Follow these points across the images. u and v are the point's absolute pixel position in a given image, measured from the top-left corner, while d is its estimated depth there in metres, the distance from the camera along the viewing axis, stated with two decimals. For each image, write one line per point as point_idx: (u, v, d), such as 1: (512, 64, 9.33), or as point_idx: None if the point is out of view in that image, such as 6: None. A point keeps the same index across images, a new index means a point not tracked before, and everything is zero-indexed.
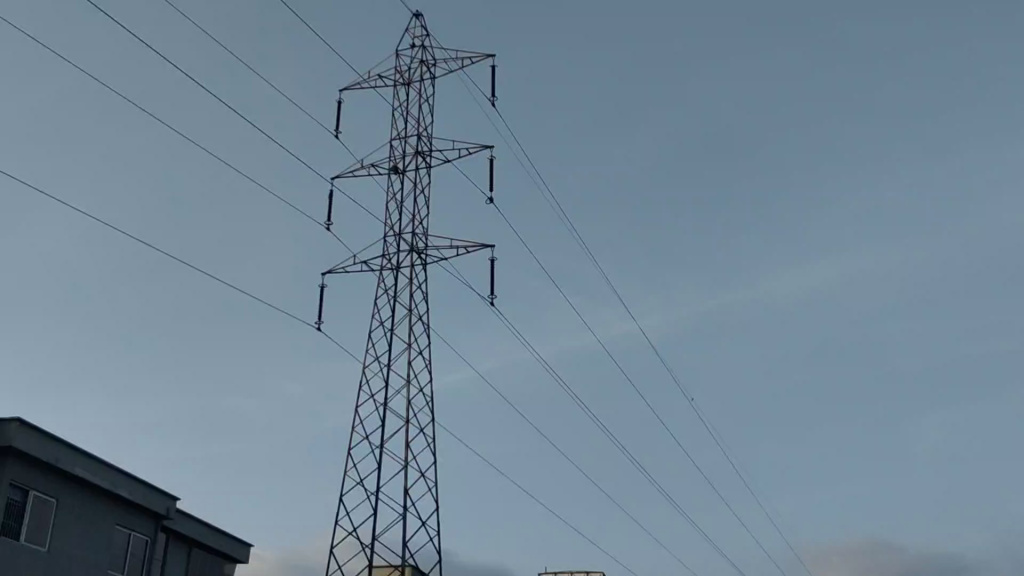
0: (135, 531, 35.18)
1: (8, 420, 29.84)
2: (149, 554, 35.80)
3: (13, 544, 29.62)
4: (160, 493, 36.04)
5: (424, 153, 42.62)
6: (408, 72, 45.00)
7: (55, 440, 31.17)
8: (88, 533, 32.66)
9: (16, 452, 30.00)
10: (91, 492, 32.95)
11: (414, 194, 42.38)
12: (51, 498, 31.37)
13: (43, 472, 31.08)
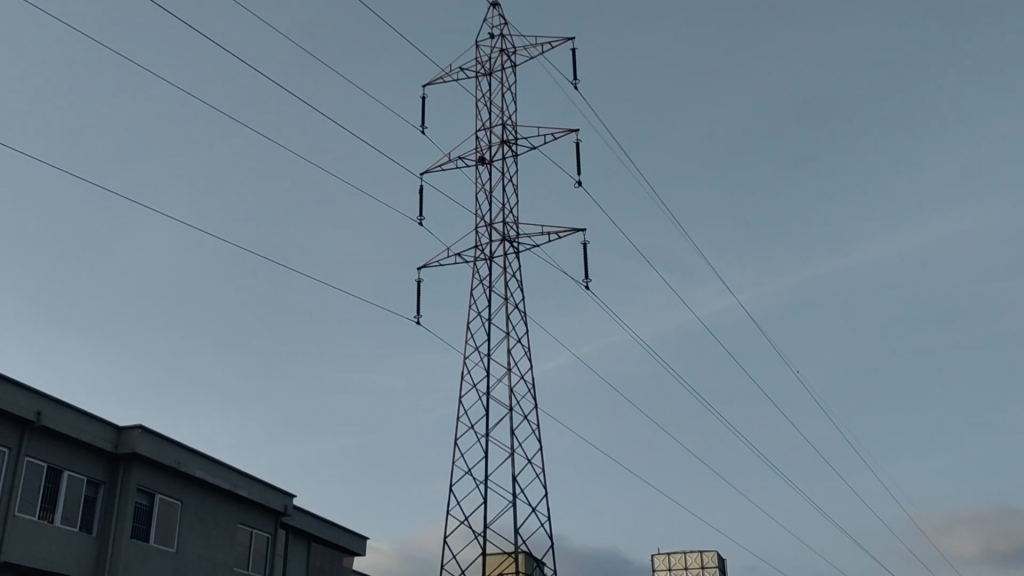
0: (257, 529, 36.42)
1: (130, 427, 30.59)
2: (271, 549, 37.03)
3: (144, 546, 30.75)
4: (277, 491, 37.19)
5: (509, 142, 42.77)
6: (490, 63, 39.64)
7: (175, 445, 32.19)
8: (211, 532, 33.85)
9: (139, 458, 30.73)
10: (212, 492, 34.17)
11: (501, 182, 37.38)
12: (176, 501, 32.54)
13: (165, 476, 32.14)
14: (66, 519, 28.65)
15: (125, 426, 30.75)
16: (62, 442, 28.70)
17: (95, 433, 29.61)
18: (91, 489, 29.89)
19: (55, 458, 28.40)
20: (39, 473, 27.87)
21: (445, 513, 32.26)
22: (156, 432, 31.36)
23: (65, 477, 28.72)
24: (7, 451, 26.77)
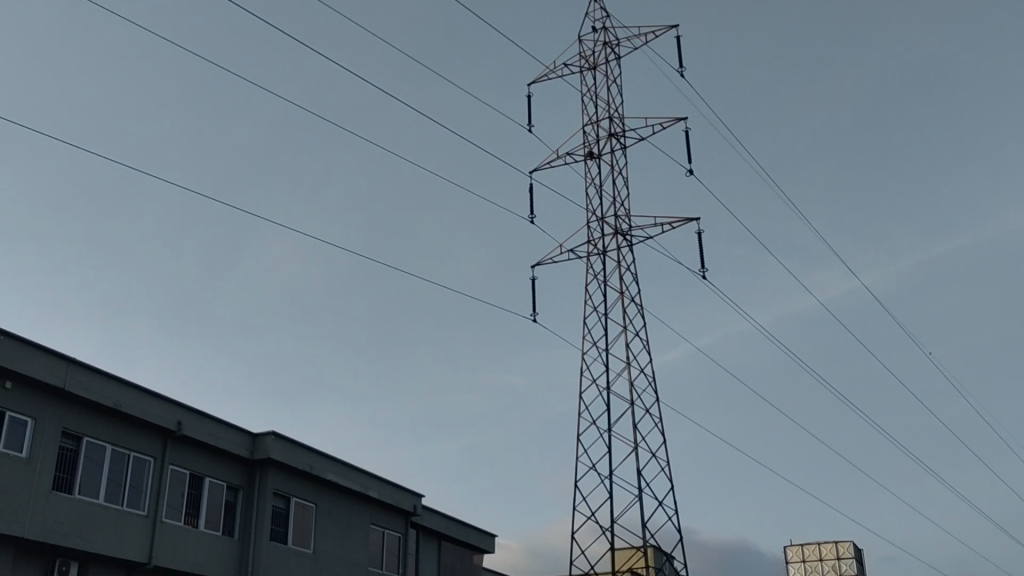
0: (388, 529, 37.31)
1: (264, 433, 31.74)
2: (403, 549, 37.86)
3: (283, 548, 31.88)
4: (406, 492, 38.00)
5: (618, 135, 42.56)
6: (594, 56, 38.82)
7: (306, 450, 33.23)
8: (345, 533, 34.86)
9: (274, 463, 31.86)
10: (343, 494, 35.16)
11: (612, 175, 36.75)
12: (310, 503, 33.62)
13: (299, 479, 33.25)
14: (210, 524, 29.97)
15: (259, 432, 31.89)
16: (201, 450, 30.01)
17: (232, 440, 30.82)
18: (231, 494, 31.17)
19: (196, 465, 29.72)
20: (183, 480, 29.21)
21: (573, 507, 32.22)
22: (288, 437, 32.44)
23: (206, 483, 30.03)
24: (152, 460, 28.15)
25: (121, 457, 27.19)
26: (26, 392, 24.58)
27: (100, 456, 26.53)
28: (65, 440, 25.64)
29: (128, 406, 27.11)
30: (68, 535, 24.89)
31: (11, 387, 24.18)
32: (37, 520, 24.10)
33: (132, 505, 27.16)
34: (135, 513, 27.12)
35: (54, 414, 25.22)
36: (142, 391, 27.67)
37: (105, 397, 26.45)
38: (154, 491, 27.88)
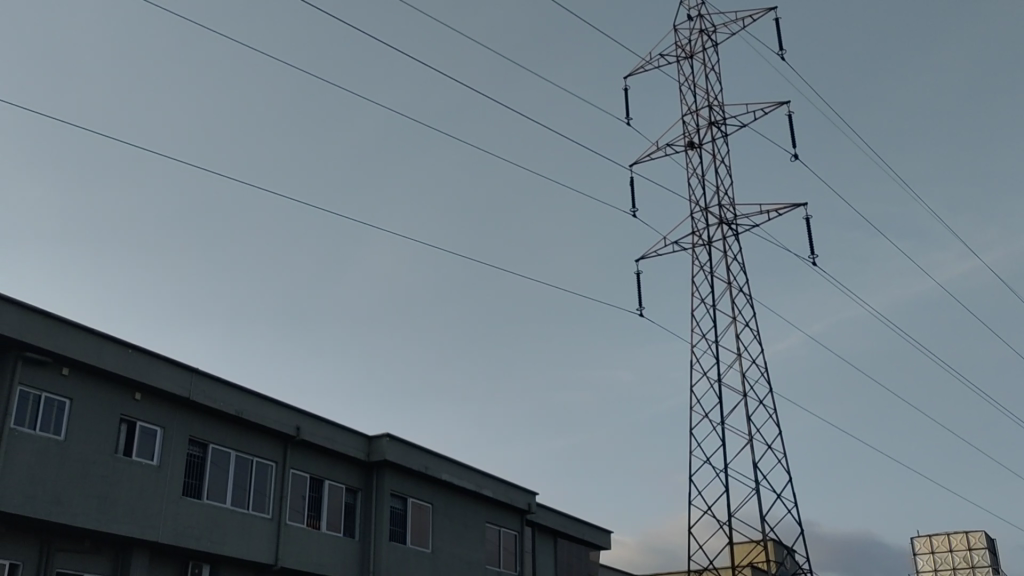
0: (504, 527, 37.64)
1: (379, 436, 32.43)
2: (519, 546, 38.14)
3: (402, 548, 32.51)
4: (520, 490, 38.25)
5: (717, 123, 41.90)
6: (691, 45, 38.54)
7: (421, 450, 33.78)
8: (462, 532, 35.33)
9: (390, 464, 32.51)
10: (458, 494, 35.64)
11: (713, 164, 36.88)
12: (427, 503, 34.18)
13: (415, 480, 33.85)
14: (331, 525, 30.79)
15: (375, 435, 32.59)
16: (320, 454, 30.85)
17: (349, 443, 31.58)
18: (350, 496, 31.96)
19: (316, 468, 30.57)
20: (304, 483, 30.09)
21: (687, 503, 32.10)
22: (403, 438, 33.05)
23: (326, 486, 30.86)
24: (274, 465, 29.09)
25: (245, 462, 28.18)
26: (154, 401, 25.71)
27: (225, 462, 27.55)
28: (193, 448, 26.71)
29: (250, 413, 28.08)
30: (199, 539, 25.93)
31: (141, 398, 25.33)
32: (170, 525, 25.18)
33: (257, 508, 28.12)
34: (260, 516, 28.07)
35: (181, 422, 26.31)
36: (262, 398, 28.62)
37: (228, 405, 27.45)
38: (277, 494, 28.81)
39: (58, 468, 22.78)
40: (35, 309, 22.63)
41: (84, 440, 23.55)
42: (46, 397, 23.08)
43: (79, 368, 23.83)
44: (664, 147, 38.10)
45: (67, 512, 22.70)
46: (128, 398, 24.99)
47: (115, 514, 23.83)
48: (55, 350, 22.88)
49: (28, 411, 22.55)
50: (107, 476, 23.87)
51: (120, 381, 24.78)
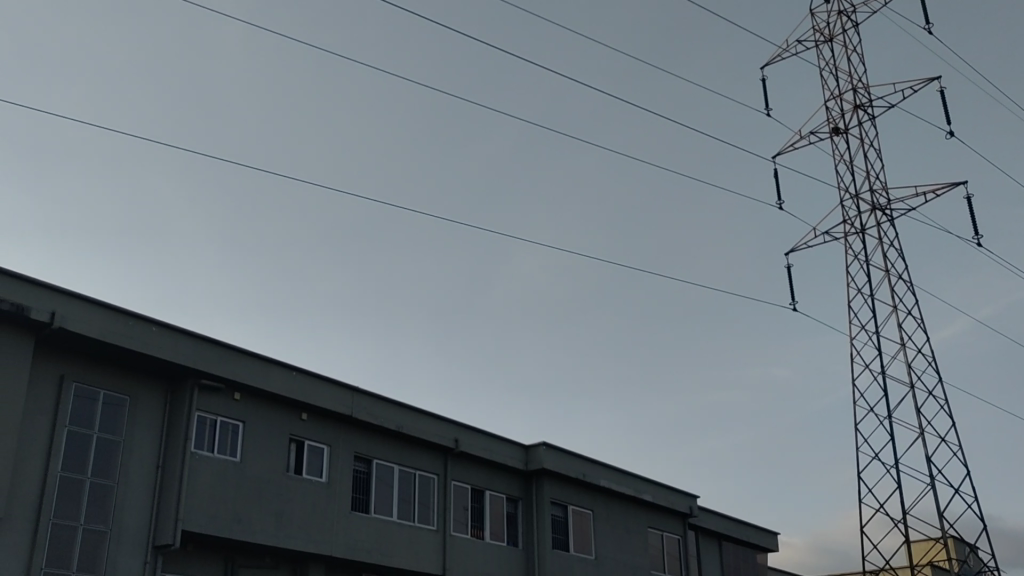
0: (667, 532, 37.29)
1: (535, 445, 32.66)
2: (684, 550, 37.69)
3: (566, 555, 32.66)
4: (681, 494, 37.77)
5: (863, 106, 40.42)
6: (830, 27, 34.26)
7: (577, 458, 33.83)
8: (625, 538, 35.20)
9: (548, 472, 32.69)
10: (618, 500, 35.53)
11: (862, 150, 32.92)
12: (587, 510, 34.22)
13: (574, 487, 33.94)
14: (494, 534, 31.29)
15: (531, 444, 32.86)
16: (479, 465, 31.38)
17: (507, 453, 31.98)
18: (511, 505, 32.37)
19: (476, 479, 31.11)
20: (465, 494, 30.68)
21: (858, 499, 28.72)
22: (559, 446, 33.18)
23: (487, 496, 31.37)
24: (436, 477, 29.79)
25: (409, 475, 28.98)
26: (320, 421, 26.78)
27: (390, 476, 28.40)
28: (358, 464, 27.66)
29: (410, 428, 28.85)
30: (370, 551, 26.84)
31: (307, 418, 26.42)
32: (342, 539, 26.17)
33: (422, 521, 28.88)
34: (426, 528, 28.81)
35: (346, 440, 27.31)
36: (420, 413, 29.36)
37: (389, 421, 28.29)
38: (441, 506, 29.50)
39: (237, 488, 24.04)
40: (207, 339, 23.94)
41: (258, 461, 24.76)
42: (222, 421, 24.39)
43: (250, 392, 25.06)
44: (809, 135, 33.89)
45: (247, 529, 23.92)
46: (295, 418, 26.12)
47: (291, 529, 24.95)
48: (227, 376, 24.17)
49: (206, 435, 23.90)
50: (281, 494, 25.02)
51: (287, 403, 25.92)
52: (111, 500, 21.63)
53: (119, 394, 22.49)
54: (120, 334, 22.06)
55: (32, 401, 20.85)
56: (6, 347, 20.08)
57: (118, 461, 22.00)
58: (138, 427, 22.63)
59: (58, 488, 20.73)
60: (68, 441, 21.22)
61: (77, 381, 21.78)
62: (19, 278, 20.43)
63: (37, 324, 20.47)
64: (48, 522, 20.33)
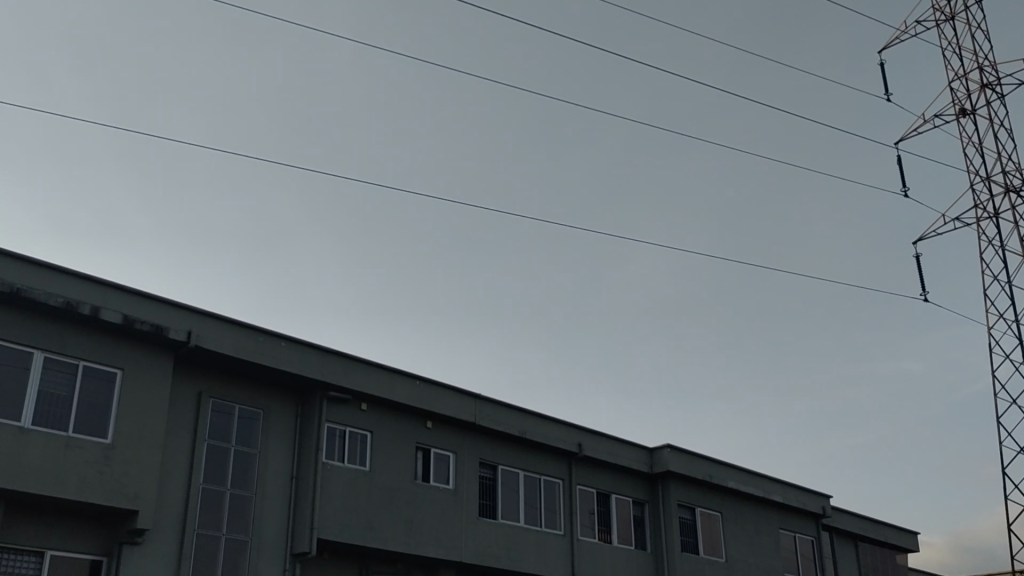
0: (799, 533, 36.38)
1: (659, 447, 32.36)
2: (818, 552, 36.69)
3: (696, 558, 32.25)
4: (813, 494, 36.78)
5: (991, 85, 38.70)
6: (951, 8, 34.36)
7: (703, 459, 33.35)
8: (756, 540, 34.52)
9: (674, 474, 32.34)
10: (747, 501, 34.87)
11: (991, 130, 32.49)
12: (716, 512, 33.70)
13: (701, 489, 33.47)
14: (622, 538, 31.15)
15: (655, 446, 32.58)
16: (603, 469, 31.29)
17: (632, 456, 31.79)
18: (638, 509, 32.17)
19: (601, 483, 31.04)
20: (591, 498, 30.64)
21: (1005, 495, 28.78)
22: (684, 448, 32.77)
23: (613, 499, 31.25)
24: (561, 482, 29.87)
25: (533, 480, 29.13)
26: (445, 428, 27.21)
27: (515, 482, 28.61)
28: (484, 470, 27.98)
29: (533, 433, 29.01)
30: (499, 556, 27.10)
31: (432, 426, 26.89)
32: (471, 545, 26.51)
33: (549, 525, 28.99)
34: (553, 532, 28.91)
35: (471, 447, 27.67)
36: (543, 418, 29.49)
37: (513, 427, 28.52)
38: (567, 510, 29.55)
39: (368, 496, 24.65)
40: (334, 352, 24.64)
41: (386, 469, 25.33)
42: (350, 431, 25.05)
43: (376, 402, 25.66)
44: (934, 118, 33.45)
45: (379, 536, 24.50)
46: (420, 426, 26.62)
47: (421, 535, 25.42)
48: (353, 388, 24.81)
49: (336, 446, 24.61)
50: (410, 501, 25.53)
51: (412, 412, 26.44)
52: (250, 510, 22.48)
53: (253, 408, 23.36)
54: (252, 350, 22.92)
55: (173, 417, 21.87)
56: (148, 366, 21.10)
57: (254, 472, 22.85)
58: (272, 438, 23.45)
59: (201, 499, 21.67)
60: (208, 454, 22.16)
61: (214, 396, 22.74)
62: (157, 301, 21.46)
63: (175, 343, 21.45)
64: (193, 533, 21.26)
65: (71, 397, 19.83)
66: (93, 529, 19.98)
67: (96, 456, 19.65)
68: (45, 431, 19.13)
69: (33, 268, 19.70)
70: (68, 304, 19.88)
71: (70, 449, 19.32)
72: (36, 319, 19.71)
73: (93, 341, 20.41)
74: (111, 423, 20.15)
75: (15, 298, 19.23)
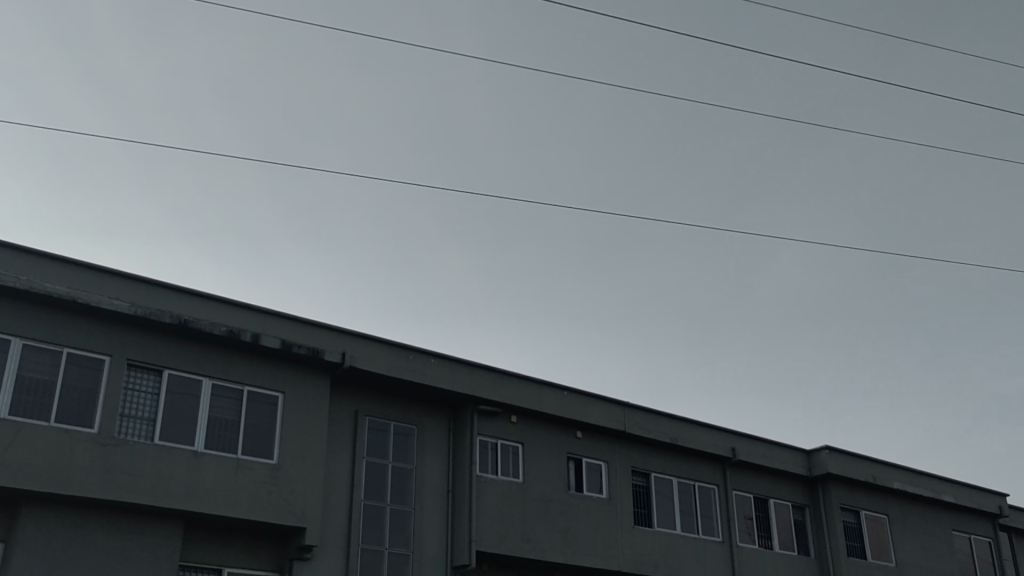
0: (975, 534, 34.54)
1: (818, 449, 31.38)
2: (997, 554, 34.74)
3: (864, 563, 31.08)
4: (987, 492, 34.88)
5: None
6: None
7: (865, 460, 32.14)
8: (928, 542, 32.97)
9: (835, 477, 31.30)
10: (915, 502, 33.36)
11: None
12: (882, 514, 32.40)
13: (865, 491, 32.26)
14: (784, 544, 30.33)
15: (813, 448, 31.61)
16: (760, 473, 30.57)
17: (789, 459, 30.94)
18: (799, 513, 31.25)
19: (759, 488, 30.33)
20: (749, 503, 29.98)
21: None
22: (843, 449, 31.68)
23: (772, 504, 30.48)
24: (717, 488, 29.34)
25: (688, 487, 28.74)
26: (595, 438, 27.18)
27: (670, 489, 28.30)
28: (637, 478, 27.79)
29: (685, 439, 28.63)
30: (658, 565, 26.84)
31: (582, 436, 26.91)
32: (629, 554, 26.36)
33: (708, 533, 28.52)
34: (712, 540, 28.43)
35: (623, 455, 27.55)
36: (695, 424, 29.07)
37: (663, 434, 28.23)
38: (725, 517, 29.01)
39: (523, 508, 24.87)
40: (483, 366, 25.00)
41: (540, 480, 25.50)
42: (502, 444, 25.35)
43: (526, 414, 25.89)
44: None
45: (537, 547, 24.67)
46: (571, 437, 26.68)
47: (578, 546, 25.45)
48: (503, 401, 25.10)
49: (489, 459, 24.95)
50: (565, 511, 25.61)
51: (562, 422, 26.54)
52: (410, 524, 23.03)
53: (407, 424, 23.95)
54: (403, 368, 23.51)
55: (333, 436, 22.66)
56: (307, 388, 21.95)
57: (412, 487, 23.40)
58: (427, 454, 23.98)
59: (363, 516, 22.33)
60: (367, 471, 22.84)
61: (370, 415, 23.44)
62: (312, 325, 22.30)
63: (331, 365, 22.23)
64: (359, 548, 21.94)
65: (239, 421, 20.80)
66: (264, 547, 20.87)
67: (264, 477, 20.55)
68: (217, 454, 20.13)
69: (197, 300, 20.80)
70: (231, 333, 20.88)
71: (240, 471, 20.28)
72: (202, 349, 20.78)
73: (255, 367, 21.37)
74: (276, 444, 21.04)
75: (183, 329, 20.34)
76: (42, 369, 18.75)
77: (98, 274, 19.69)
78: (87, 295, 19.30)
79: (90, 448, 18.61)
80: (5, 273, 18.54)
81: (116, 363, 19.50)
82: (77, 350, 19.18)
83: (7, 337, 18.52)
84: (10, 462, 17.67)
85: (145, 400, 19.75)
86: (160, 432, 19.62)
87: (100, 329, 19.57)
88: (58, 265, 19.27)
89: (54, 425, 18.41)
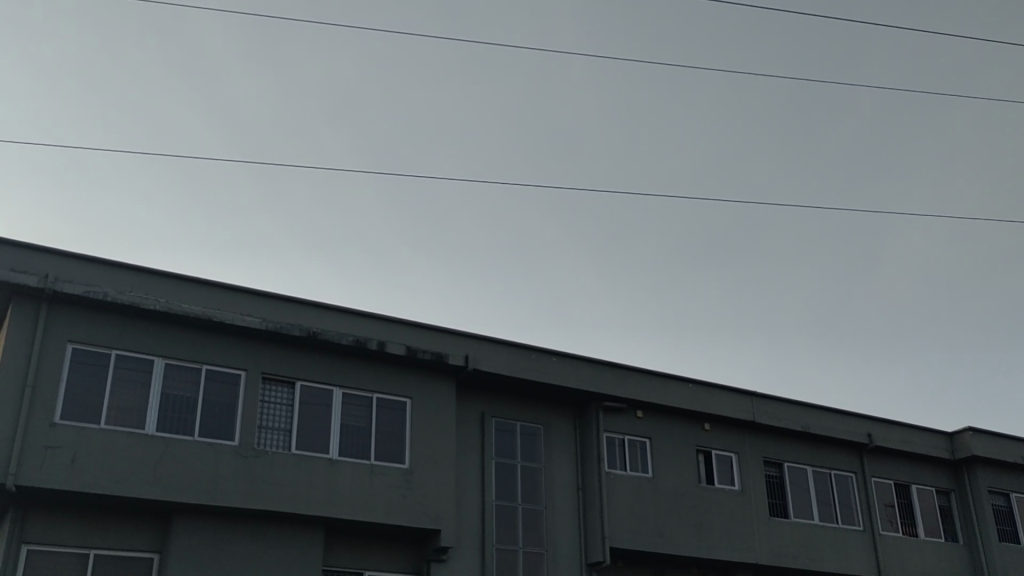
0: None
1: (961, 431, 30.12)
2: None
3: (1018, 548, 29.66)
4: None
5: None
6: None
7: (1012, 440, 30.67)
8: None
9: (981, 459, 29.97)
10: None
11: None
12: None
13: (1015, 473, 30.78)
14: (930, 531, 29.22)
15: (955, 431, 30.35)
16: (900, 458, 29.53)
17: (930, 443, 29.78)
18: (944, 498, 30.06)
19: (899, 474, 29.30)
20: (890, 490, 28.99)
21: None
22: (988, 430, 30.30)
23: (915, 490, 29.40)
24: (855, 475, 28.49)
25: (824, 476, 28.00)
26: (724, 430, 26.77)
27: (805, 479, 27.64)
28: (770, 469, 27.23)
29: (818, 427, 27.90)
30: (797, 557, 26.24)
31: (710, 428, 26.54)
32: (766, 546, 25.85)
33: (848, 522, 27.72)
34: (852, 529, 27.62)
35: (753, 446, 27.04)
36: (827, 410, 28.30)
37: (795, 422, 27.57)
38: (865, 505, 28.15)
39: (655, 503, 24.70)
40: (605, 363, 24.93)
41: (670, 474, 25.27)
42: (630, 440, 25.23)
43: (652, 409, 25.69)
44: None
45: (671, 542, 24.47)
46: (699, 429, 26.35)
47: (714, 539, 25.12)
48: (628, 396, 24.98)
49: (617, 455, 24.87)
50: (698, 505, 25.31)
51: (690, 415, 26.23)
52: (543, 523, 23.16)
53: (534, 424, 24.09)
54: (527, 369, 23.65)
55: (461, 439, 22.99)
56: (434, 393, 22.33)
57: (543, 486, 23.53)
58: (556, 453, 24.07)
59: (496, 516, 22.58)
60: (497, 472, 23.07)
61: (496, 416, 23.68)
62: (435, 331, 22.67)
63: (456, 369, 22.56)
64: (493, 548, 22.19)
65: (370, 427, 21.32)
66: (402, 550, 21.32)
67: (398, 481, 21.02)
68: (352, 460, 20.69)
69: (324, 312, 21.41)
70: (358, 342, 21.42)
71: (374, 476, 20.79)
72: (331, 359, 21.38)
73: (382, 374, 21.86)
74: (407, 449, 21.49)
75: (313, 341, 20.97)
76: (184, 386, 19.63)
77: (230, 292, 20.49)
78: (221, 313, 20.11)
79: (233, 460, 19.39)
80: (145, 296, 19.49)
81: (252, 377, 20.26)
82: (214, 367, 20.01)
83: (150, 358, 19.46)
84: (161, 476, 18.57)
85: (280, 412, 20.45)
86: (296, 441, 20.28)
87: (235, 345, 20.36)
88: (192, 286, 20.14)
89: (198, 439, 19.25)
